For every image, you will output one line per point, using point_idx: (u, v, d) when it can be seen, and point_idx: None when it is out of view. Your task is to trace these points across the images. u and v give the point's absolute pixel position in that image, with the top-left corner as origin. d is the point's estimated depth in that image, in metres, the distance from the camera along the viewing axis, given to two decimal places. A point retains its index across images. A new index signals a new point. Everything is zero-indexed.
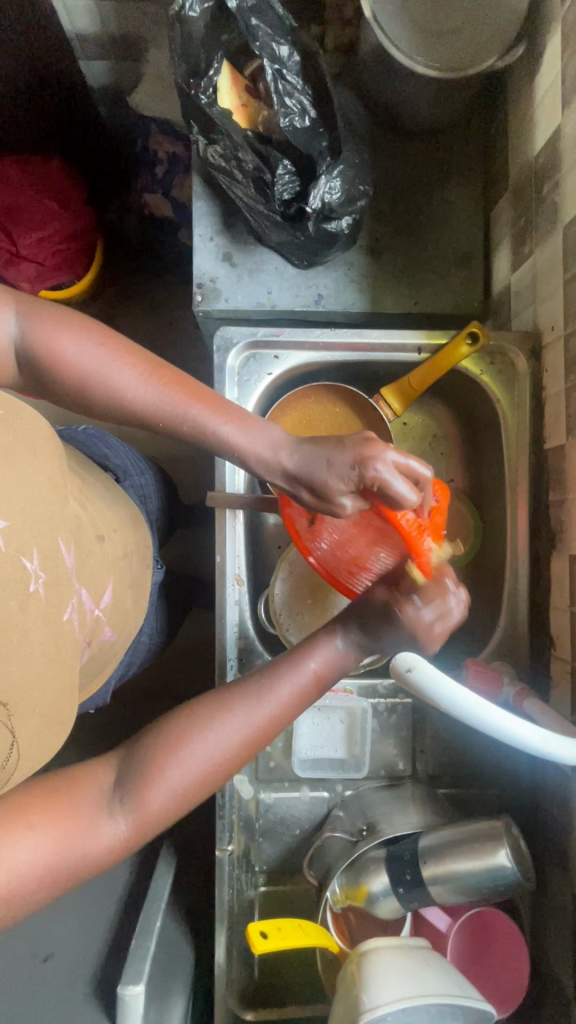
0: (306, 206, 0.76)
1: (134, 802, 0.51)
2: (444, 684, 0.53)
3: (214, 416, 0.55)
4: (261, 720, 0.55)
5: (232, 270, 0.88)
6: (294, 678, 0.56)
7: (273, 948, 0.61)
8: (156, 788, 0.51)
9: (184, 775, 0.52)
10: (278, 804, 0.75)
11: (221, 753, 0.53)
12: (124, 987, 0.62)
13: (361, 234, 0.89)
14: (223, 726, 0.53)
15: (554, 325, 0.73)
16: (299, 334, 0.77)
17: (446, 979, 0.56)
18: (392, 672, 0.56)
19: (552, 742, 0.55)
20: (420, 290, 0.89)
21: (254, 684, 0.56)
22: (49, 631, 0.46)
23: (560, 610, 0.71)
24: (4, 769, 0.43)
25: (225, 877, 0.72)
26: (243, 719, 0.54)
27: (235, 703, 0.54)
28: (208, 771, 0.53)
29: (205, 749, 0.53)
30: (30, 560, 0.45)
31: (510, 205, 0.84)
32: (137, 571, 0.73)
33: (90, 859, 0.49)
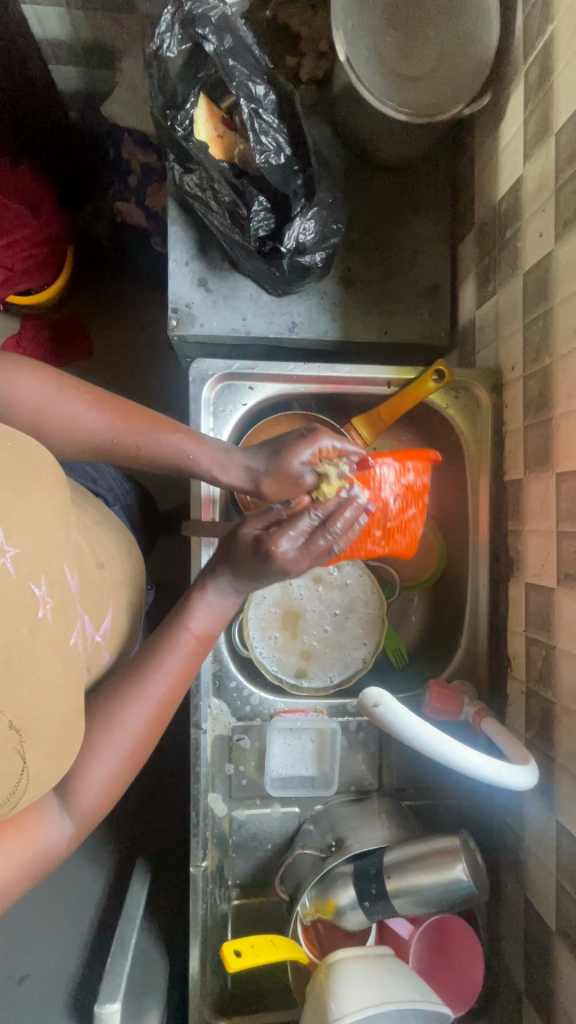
0: (281, 244, 0.78)
1: (72, 802, 0.53)
2: (407, 717, 0.58)
3: (152, 434, 0.61)
4: (160, 691, 0.59)
5: (207, 295, 0.89)
6: (177, 649, 0.61)
7: (245, 965, 0.64)
8: (85, 786, 0.54)
9: (109, 761, 0.55)
10: (250, 820, 0.78)
11: (134, 737, 0.57)
12: (101, 1005, 0.64)
13: (335, 264, 0.92)
14: (129, 710, 0.57)
15: (514, 366, 0.77)
16: (273, 364, 0.77)
17: (408, 986, 0.60)
18: (361, 708, 0.61)
19: (506, 771, 0.59)
20: (389, 318, 0.93)
21: (150, 659, 0.60)
22: (55, 653, 0.47)
23: (517, 631, 0.76)
24: (13, 796, 0.43)
25: (198, 892, 0.75)
26: (144, 696, 0.58)
27: (138, 677, 0.58)
28: (128, 751, 0.57)
29: (120, 733, 0.56)
30: (38, 587, 0.45)
31: (475, 242, 0.88)
32: (134, 596, 0.74)
33: (56, 855, 0.52)
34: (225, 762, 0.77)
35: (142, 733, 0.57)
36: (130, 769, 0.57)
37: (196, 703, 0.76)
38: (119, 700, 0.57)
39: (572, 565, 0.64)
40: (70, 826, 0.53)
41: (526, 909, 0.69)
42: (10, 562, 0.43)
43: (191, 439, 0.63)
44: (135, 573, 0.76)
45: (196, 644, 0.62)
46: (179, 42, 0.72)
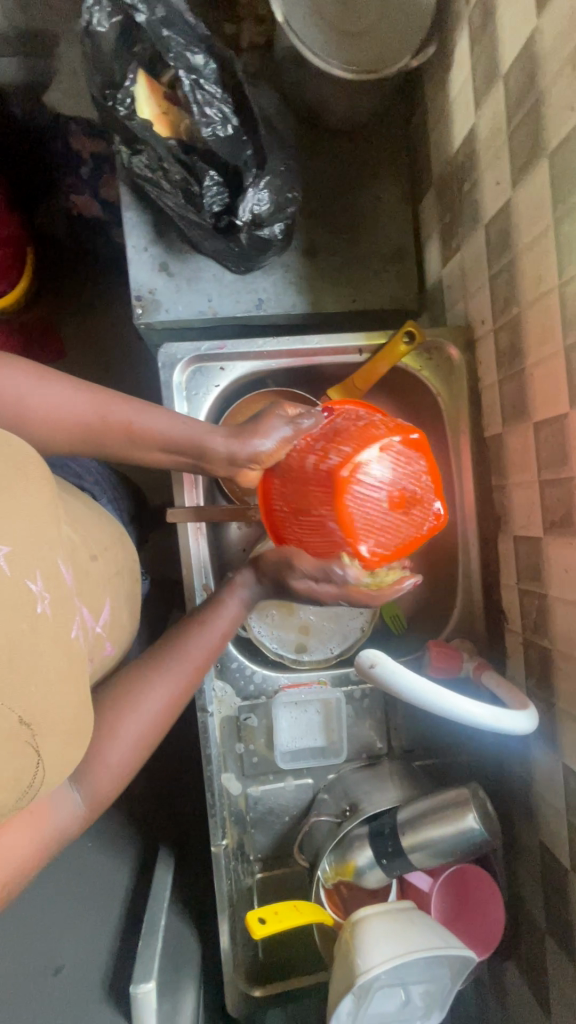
0: (236, 218, 0.77)
1: (86, 777, 0.55)
2: (405, 675, 0.59)
3: (143, 412, 0.61)
4: (183, 679, 0.62)
5: (170, 279, 0.88)
6: (203, 641, 0.65)
7: (270, 931, 0.65)
8: (101, 763, 0.56)
9: (125, 742, 0.57)
10: (265, 796, 0.79)
11: (150, 722, 0.59)
12: (136, 985, 0.66)
13: (296, 235, 0.91)
14: (151, 694, 0.59)
15: (484, 319, 0.76)
16: (242, 342, 0.76)
17: (430, 933, 0.62)
18: (357, 671, 0.61)
19: (504, 718, 0.60)
20: (357, 286, 0.92)
21: (171, 647, 0.63)
22: (59, 646, 0.47)
23: (509, 586, 0.76)
24: (29, 788, 0.44)
25: (222, 869, 0.77)
26: (167, 684, 0.61)
27: (164, 664, 0.62)
28: (145, 732, 0.59)
29: (138, 715, 0.58)
30: (35, 583, 0.45)
31: (436, 200, 0.87)
32: (129, 585, 0.74)
33: (65, 834, 0.53)
34: (236, 743, 0.79)
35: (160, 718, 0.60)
36: (142, 753, 0.59)
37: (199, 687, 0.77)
38: (144, 684, 0.60)
39: (557, 512, 0.64)
40: (78, 806, 0.54)
41: (541, 850, 0.71)
42: (3, 560, 0.43)
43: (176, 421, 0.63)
44: (129, 562, 0.76)
45: (221, 637, 0.66)
46: (109, 16, 0.70)
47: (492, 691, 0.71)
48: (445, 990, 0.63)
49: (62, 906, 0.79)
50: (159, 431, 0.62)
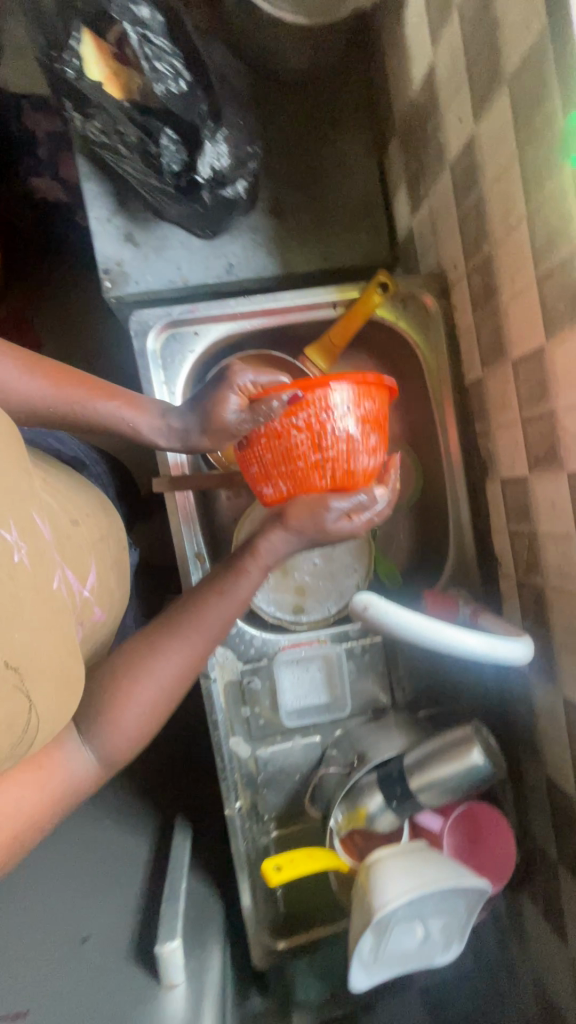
0: (197, 175, 0.75)
1: (101, 732, 0.53)
2: (399, 614, 0.59)
3: (92, 397, 0.60)
4: (203, 639, 0.58)
5: (137, 250, 0.86)
6: (223, 599, 0.59)
7: (286, 877, 0.67)
8: (118, 719, 0.54)
9: (142, 701, 0.55)
10: (274, 757, 0.80)
11: (167, 679, 0.56)
12: (161, 945, 0.68)
13: (261, 196, 0.89)
14: (166, 653, 0.56)
15: (456, 264, 0.76)
16: (215, 304, 0.75)
17: (444, 867, 0.63)
18: (352, 615, 0.62)
19: (498, 645, 0.60)
20: (327, 244, 0.90)
21: (193, 608, 0.59)
22: (38, 594, 0.47)
23: (500, 530, 0.76)
24: (24, 736, 0.43)
25: (237, 830, 0.78)
26: (184, 642, 0.57)
27: (185, 625, 0.58)
28: (163, 691, 0.56)
29: (155, 671, 0.56)
30: (9, 532, 0.46)
31: (400, 148, 0.85)
32: (117, 554, 0.74)
33: (80, 788, 0.52)
34: (241, 707, 0.79)
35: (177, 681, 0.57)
36: (163, 711, 0.57)
37: None
38: (161, 642, 0.57)
39: (540, 449, 0.64)
40: (89, 762, 0.53)
41: (548, 783, 0.72)
42: None
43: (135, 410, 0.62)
44: (116, 532, 0.76)
45: (240, 598, 0.60)
46: None
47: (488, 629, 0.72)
48: (463, 921, 0.65)
49: (84, 878, 0.81)
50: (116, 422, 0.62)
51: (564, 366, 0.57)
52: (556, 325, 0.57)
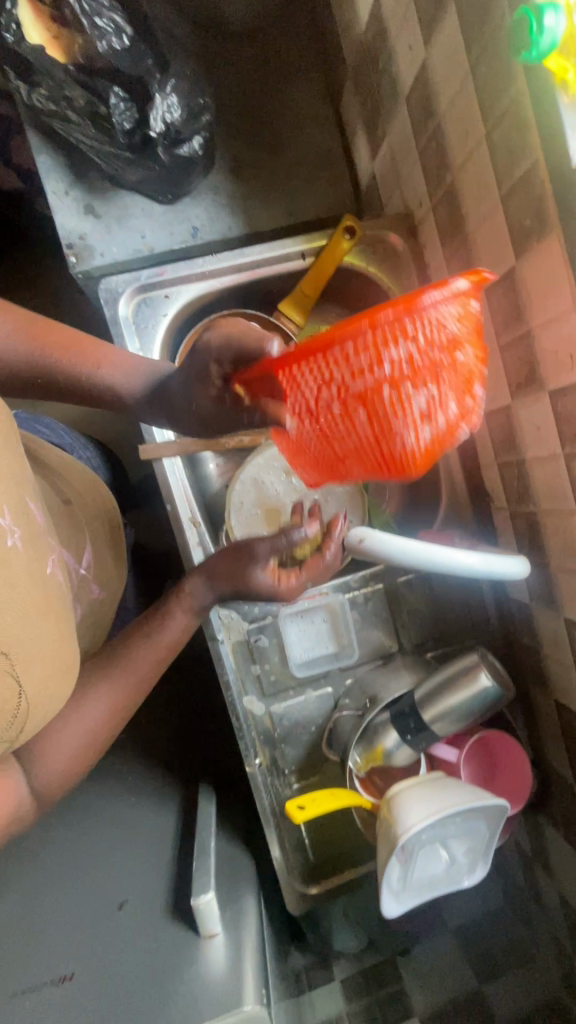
0: (151, 130, 0.74)
1: (34, 768, 0.54)
2: (396, 541, 0.59)
3: (95, 362, 0.59)
4: (137, 678, 0.61)
5: (99, 222, 0.85)
6: (151, 641, 0.63)
7: (310, 814, 0.68)
8: (51, 756, 0.55)
9: (71, 741, 0.56)
10: (289, 711, 0.81)
11: (102, 718, 0.58)
12: (197, 897, 0.69)
13: (218, 155, 0.87)
14: (101, 691, 0.59)
15: (421, 200, 0.75)
16: (182, 264, 0.74)
17: (462, 789, 0.65)
18: (349, 551, 0.62)
19: (496, 563, 0.61)
20: (290, 199, 0.89)
21: (122, 654, 0.62)
22: (33, 579, 0.50)
23: (489, 466, 0.77)
24: (16, 718, 0.47)
25: (260, 786, 0.79)
26: (117, 683, 0.60)
27: (116, 669, 0.61)
28: (97, 730, 0.58)
29: (90, 710, 0.58)
30: (4, 518, 0.48)
31: (354, 90, 0.84)
32: (104, 531, 0.78)
33: (14, 822, 0.52)
34: (251, 666, 0.80)
35: (111, 721, 0.59)
36: (94, 749, 0.59)
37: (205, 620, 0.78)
38: (94, 682, 0.59)
39: (521, 373, 0.64)
40: (28, 789, 0.53)
41: (558, 706, 0.73)
42: None
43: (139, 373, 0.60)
44: (105, 516, 0.79)
45: (170, 643, 0.64)
46: None
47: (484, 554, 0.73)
48: (486, 842, 0.67)
49: (114, 848, 0.82)
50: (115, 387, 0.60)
51: (535, 284, 0.57)
52: (524, 243, 0.57)
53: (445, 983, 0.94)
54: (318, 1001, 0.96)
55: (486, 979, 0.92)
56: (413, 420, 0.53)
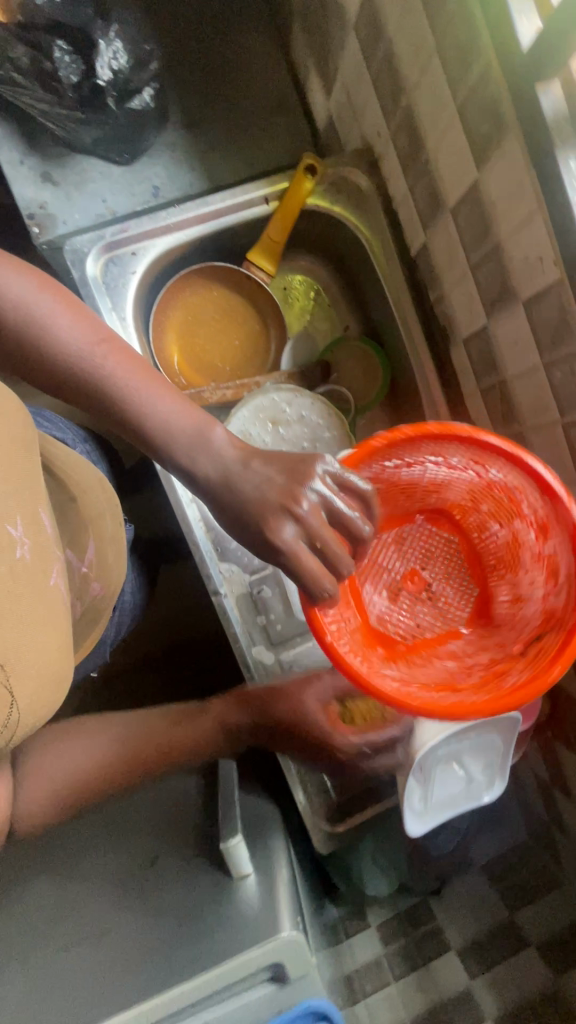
0: (98, 78, 0.73)
1: (29, 778, 0.65)
2: None
3: (154, 382, 0.54)
4: (140, 740, 0.71)
5: (58, 189, 0.84)
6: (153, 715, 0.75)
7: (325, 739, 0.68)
8: (47, 776, 0.65)
9: (60, 770, 0.66)
10: (299, 658, 0.82)
11: (102, 761, 0.69)
12: (225, 841, 0.67)
13: (172, 110, 0.86)
14: (103, 738, 0.70)
15: (380, 131, 0.74)
16: (146, 220, 0.74)
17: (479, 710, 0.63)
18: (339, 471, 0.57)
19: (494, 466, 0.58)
20: (249, 149, 0.88)
21: (131, 716, 0.75)
22: (35, 589, 0.53)
23: (472, 394, 0.76)
24: (6, 726, 0.50)
25: (277, 733, 0.81)
26: (118, 737, 0.71)
27: (125, 729, 0.72)
28: (94, 771, 0.68)
29: (88, 749, 0.69)
30: (15, 529, 0.52)
31: (302, 30, 0.83)
32: (113, 533, 0.79)
33: None
34: (257, 615, 0.81)
35: (98, 782, 0.68)
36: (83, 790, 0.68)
37: (207, 573, 0.79)
38: (100, 732, 0.71)
39: (494, 289, 0.64)
40: (16, 800, 0.63)
41: None
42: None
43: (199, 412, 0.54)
44: (113, 515, 0.80)
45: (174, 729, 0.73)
46: None
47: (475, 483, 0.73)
48: (501, 758, 0.69)
49: None
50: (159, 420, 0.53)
51: (499, 193, 0.57)
52: (485, 151, 0.57)
53: (478, 915, 0.97)
54: (357, 949, 1.00)
55: (515, 905, 0.95)
56: (393, 675, 0.61)
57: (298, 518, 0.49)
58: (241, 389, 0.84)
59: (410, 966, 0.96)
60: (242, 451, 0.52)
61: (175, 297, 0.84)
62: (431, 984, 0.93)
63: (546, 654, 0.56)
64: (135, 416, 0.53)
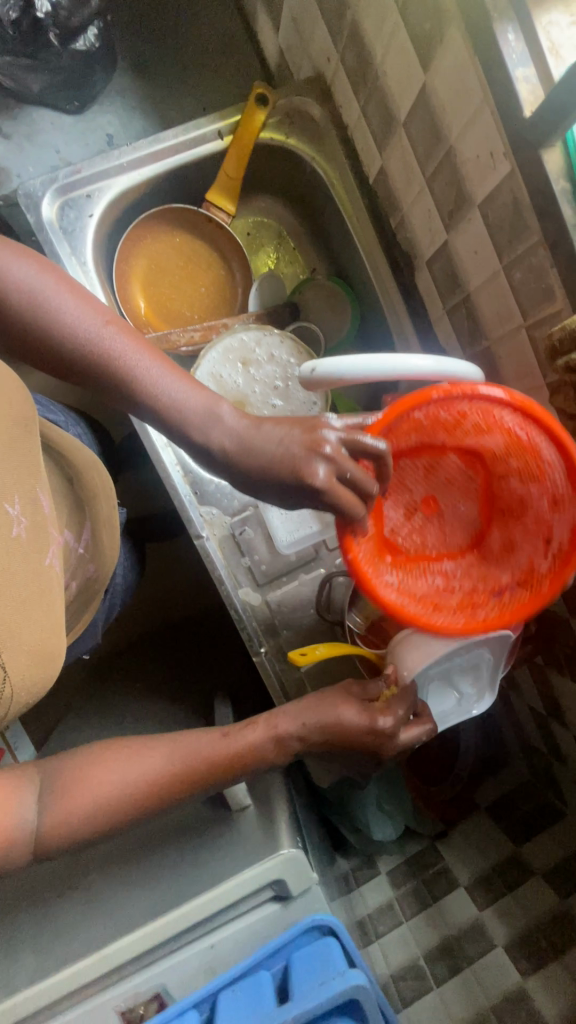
0: (37, 12, 0.71)
1: (55, 802, 0.54)
2: (346, 360, 0.53)
3: (159, 364, 0.53)
4: (190, 757, 0.57)
5: (10, 142, 0.83)
6: (190, 745, 0.58)
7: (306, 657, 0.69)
8: (80, 795, 0.55)
9: (99, 786, 0.55)
10: (287, 597, 0.82)
11: (146, 780, 0.56)
12: None
13: (121, 55, 0.85)
14: (151, 755, 0.57)
15: (329, 55, 0.74)
16: (98, 160, 0.73)
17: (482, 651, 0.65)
18: (305, 387, 0.56)
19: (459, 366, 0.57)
20: (201, 90, 0.87)
21: (168, 749, 0.57)
22: (31, 569, 0.51)
23: (439, 317, 0.76)
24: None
25: (269, 671, 0.81)
26: (167, 749, 0.58)
27: (178, 740, 0.58)
28: (139, 790, 0.56)
29: (130, 769, 0.56)
30: (12, 507, 0.50)
31: None
32: (107, 514, 0.77)
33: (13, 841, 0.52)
34: (241, 557, 0.81)
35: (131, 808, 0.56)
36: (125, 813, 0.56)
37: (188, 516, 0.79)
38: (149, 744, 0.58)
39: (450, 199, 0.64)
40: (33, 825, 0.54)
41: None
42: None
43: (203, 389, 0.54)
44: (105, 498, 0.77)
45: (223, 749, 0.58)
46: None
47: None
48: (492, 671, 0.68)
49: None
50: (167, 401, 0.52)
51: (447, 91, 0.56)
52: (429, 50, 0.56)
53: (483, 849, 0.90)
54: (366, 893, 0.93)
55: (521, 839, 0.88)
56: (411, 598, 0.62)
57: (326, 458, 0.50)
58: (209, 331, 0.84)
59: (419, 906, 0.87)
60: (251, 420, 0.53)
61: (137, 251, 0.85)
62: (441, 921, 0.84)
63: (537, 581, 0.61)
64: (143, 393, 0.52)
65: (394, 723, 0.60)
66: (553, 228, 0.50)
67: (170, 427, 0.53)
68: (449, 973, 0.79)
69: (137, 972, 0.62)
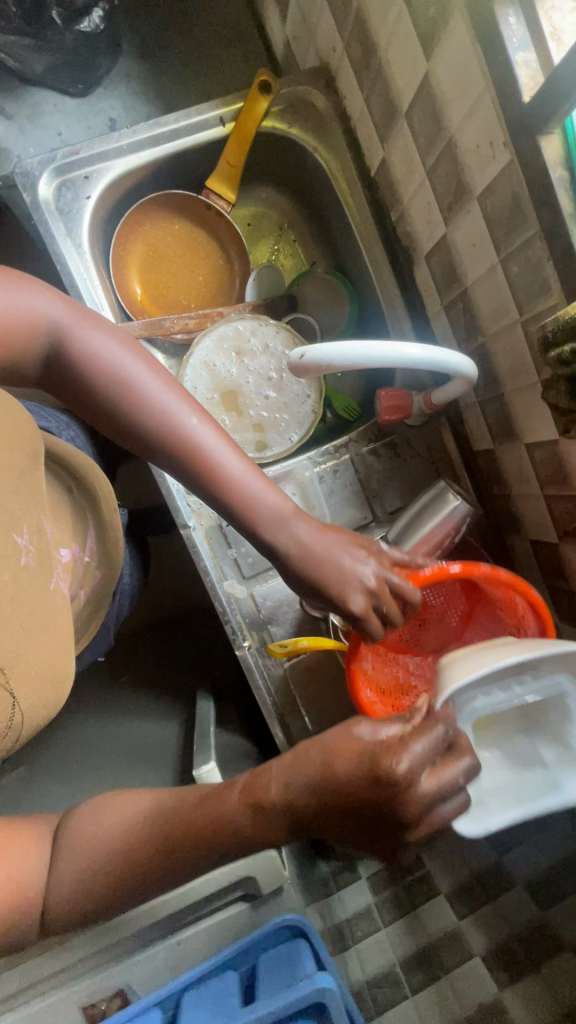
0: None
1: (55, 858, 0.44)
2: (337, 348, 0.53)
3: (206, 421, 0.53)
4: (194, 806, 0.43)
5: (11, 122, 0.82)
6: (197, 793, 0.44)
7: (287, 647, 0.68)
8: (73, 851, 0.44)
9: (93, 843, 0.44)
10: (272, 591, 0.81)
11: (140, 834, 0.43)
12: (199, 767, 0.70)
13: (126, 38, 0.85)
14: (148, 802, 0.45)
15: (334, 45, 0.73)
16: (97, 142, 0.72)
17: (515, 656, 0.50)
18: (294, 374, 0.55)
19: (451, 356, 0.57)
20: (205, 78, 0.86)
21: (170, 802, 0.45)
22: (37, 597, 0.50)
23: (436, 313, 0.75)
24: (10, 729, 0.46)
25: (252, 666, 0.79)
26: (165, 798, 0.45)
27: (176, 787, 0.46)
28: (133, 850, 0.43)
29: (124, 816, 0.44)
30: (21, 537, 0.49)
31: None
32: (109, 520, 0.75)
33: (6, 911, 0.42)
34: (228, 548, 0.81)
35: (158, 857, 0.43)
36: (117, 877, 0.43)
37: (175, 506, 0.77)
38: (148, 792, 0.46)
39: (450, 192, 0.63)
40: (45, 889, 0.43)
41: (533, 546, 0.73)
42: None
43: (246, 459, 0.54)
44: (106, 504, 0.74)
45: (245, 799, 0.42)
46: None
47: (442, 400, 0.71)
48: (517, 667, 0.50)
49: (110, 752, 0.81)
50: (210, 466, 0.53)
51: (450, 80, 0.55)
52: (432, 37, 0.55)
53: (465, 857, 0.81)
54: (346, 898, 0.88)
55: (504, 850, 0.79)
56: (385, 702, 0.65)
57: (368, 590, 0.53)
58: (204, 318, 0.82)
59: (398, 912, 0.81)
60: (316, 528, 0.54)
61: (135, 236, 0.84)
62: (419, 928, 0.78)
63: None
64: (188, 454, 0.52)
65: (412, 766, 0.40)
66: (550, 217, 0.49)
67: (208, 490, 0.53)
68: (425, 981, 0.73)
69: (99, 969, 0.61)
